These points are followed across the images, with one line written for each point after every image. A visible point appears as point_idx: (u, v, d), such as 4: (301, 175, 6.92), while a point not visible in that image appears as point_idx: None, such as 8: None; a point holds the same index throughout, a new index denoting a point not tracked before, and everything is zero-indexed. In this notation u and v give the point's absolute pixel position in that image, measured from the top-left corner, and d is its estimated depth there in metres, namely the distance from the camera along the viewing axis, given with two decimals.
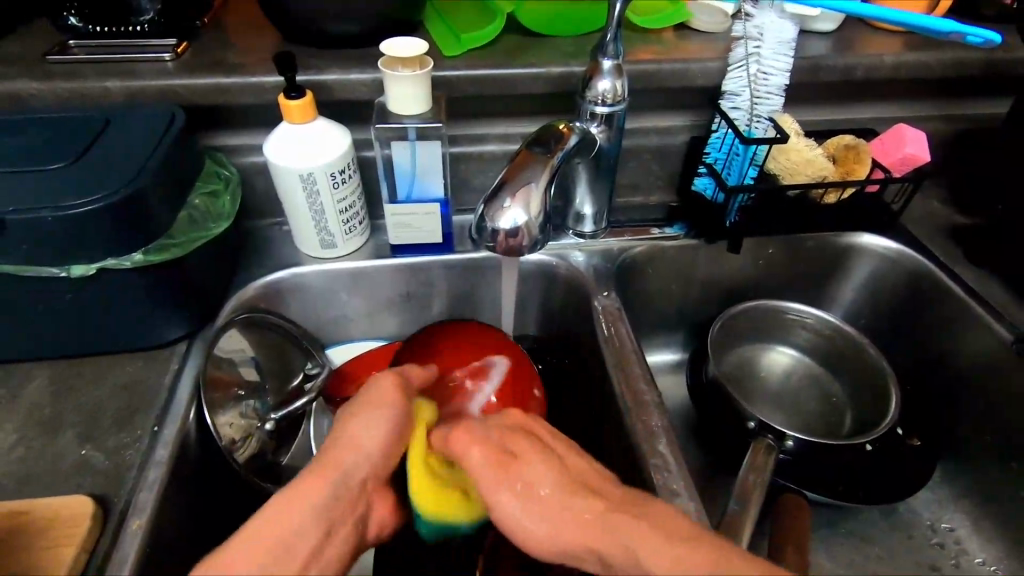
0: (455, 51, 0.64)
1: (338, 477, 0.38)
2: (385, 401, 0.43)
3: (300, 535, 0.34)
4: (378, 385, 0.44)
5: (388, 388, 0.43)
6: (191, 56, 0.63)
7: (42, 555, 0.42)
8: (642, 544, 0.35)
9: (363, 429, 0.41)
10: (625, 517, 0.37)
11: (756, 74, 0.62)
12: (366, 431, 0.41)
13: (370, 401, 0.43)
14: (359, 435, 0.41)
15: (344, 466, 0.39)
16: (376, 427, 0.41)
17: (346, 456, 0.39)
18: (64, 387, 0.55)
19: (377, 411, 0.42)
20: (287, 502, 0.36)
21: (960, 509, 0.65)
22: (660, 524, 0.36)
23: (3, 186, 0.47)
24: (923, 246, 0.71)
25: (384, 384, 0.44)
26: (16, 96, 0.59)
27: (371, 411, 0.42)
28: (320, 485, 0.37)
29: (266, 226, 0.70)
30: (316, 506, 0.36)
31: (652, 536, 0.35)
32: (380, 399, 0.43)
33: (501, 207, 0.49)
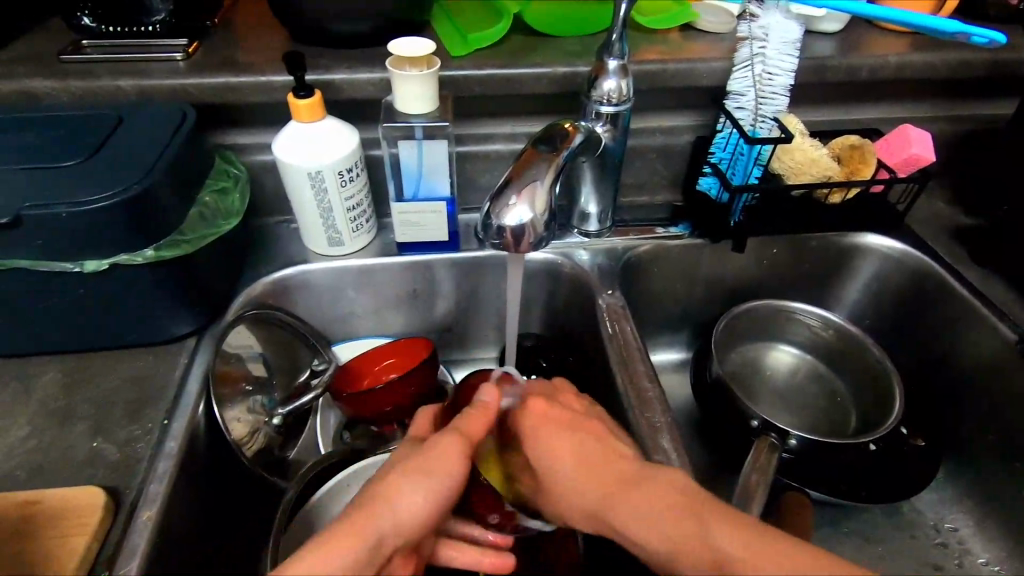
0: (462, 51, 0.64)
1: (371, 542, 0.35)
2: (438, 464, 0.40)
3: None
4: (441, 444, 0.41)
5: (449, 452, 0.40)
6: (201, 56, 0.64)
7: (55, 544, 0.43)
8: (636, 528, 0.36)
9: (407, 494, 0.38)
10: (623, 497, 0.37)
11: (761, 75, 0.62)
12: (411, 497, 0.38)
13: (423, 462, 0.39)
14: (400, 497, 0.37)
15: (379, 528, 0.36)
16: (422, 498, 0.38)
17: (383, 521, 0.36)
18: (75, 381, 0.56)
19: (430, 479, 0.39)
20: (318, 561, 0.33)
21: (963, 509, 0.65)
22: (653, 504, 0.36)
23: (18, 183, 0.48)
24: (928, 246, 0.72)
25: (441, 449, 0.40)
26: (30, 94, 0.60)
27: (422, 480, 0.39)
28: (353, 548, 0.34)
29: (274, 224, 0.71)
30: (346, 572, 0.33)
31: (643, 515, 0.36)
32: (433, 468, 0.39)
33: (506, 205, 0.49)
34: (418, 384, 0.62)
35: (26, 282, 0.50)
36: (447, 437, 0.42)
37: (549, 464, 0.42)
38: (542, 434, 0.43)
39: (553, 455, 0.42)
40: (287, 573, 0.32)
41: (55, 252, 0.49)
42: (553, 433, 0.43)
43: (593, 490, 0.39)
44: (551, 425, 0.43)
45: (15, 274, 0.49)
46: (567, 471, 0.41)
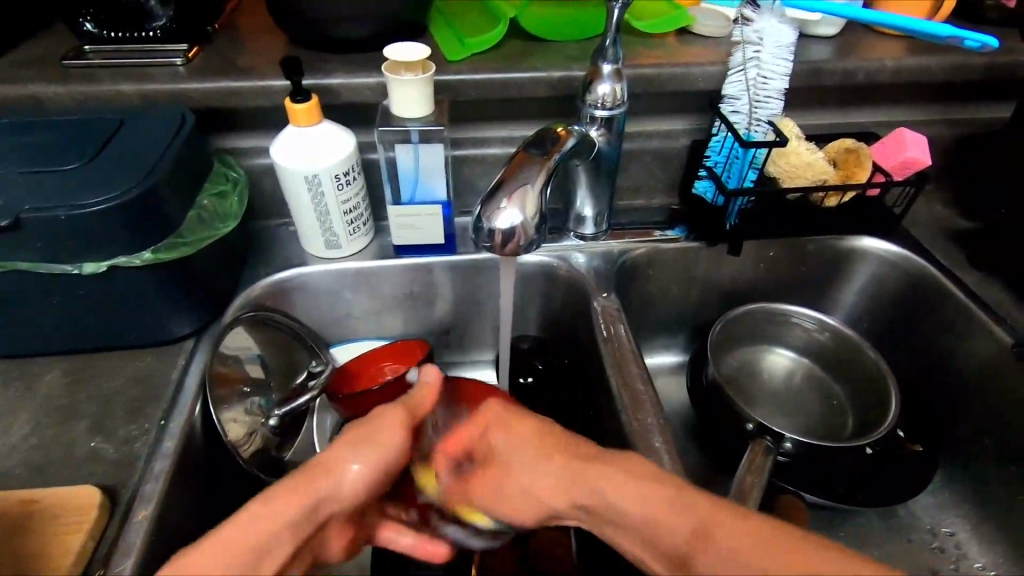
0: (460, 56, 0.65)
1: (308, 503, 0.38)
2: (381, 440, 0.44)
3: (258, 543, 0.35)
4: (380, 419, 0.45)
5: (387, 427, 0.45)
6: (201, 61, 0.65)
7: (52, 541, 0.43)
8: (612, 499, 0.40)
9: (349, 460, 0.42)
10: (590, 476, 0.42)
11: (755, 79, 0.63)
12: (356, 466, 0.42)
13: (364, 434, 0.44)
14: (344, 464, 0.42)
15: (319, 491, 0.39)
16: (362, 466, 0.42)
17: (325, 484, 0.40)
18: (74, 381, 0.56)
19: (374, 449, 0.43)
20: (260, 513, 0.36)
21: (960, 513, 0.64)
22: (629, 479, 0.40)
23: (21, 185, 0.49)
24: (924, 249, 0.71)
25: (386, 425, 0.45)
26: (34, 99, 0.61)
27: (367, 451, 0.43)
28: (291, 505, 0.38)
29: (273, 226, 0.72)
30: (290, 525, 0.37)
31: (619, 488, 0.40)
32: (374, 440, 0.44)
33: (497, 208, 0.50)
34: (413, 384, 0.62)
35: (27, 283, 0.51)
36: (389, 413, 0.46)
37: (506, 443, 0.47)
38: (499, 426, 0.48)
39: (517, 441, 0.47)
40: (227, 525, 0.35)
41: (54, 254, 0.49)
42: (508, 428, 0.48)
43: (564, 465, 0.44)
44: (509, 418, 0.48)
45: (16, 275, 0.50)
46: (530, 456, 0.46)
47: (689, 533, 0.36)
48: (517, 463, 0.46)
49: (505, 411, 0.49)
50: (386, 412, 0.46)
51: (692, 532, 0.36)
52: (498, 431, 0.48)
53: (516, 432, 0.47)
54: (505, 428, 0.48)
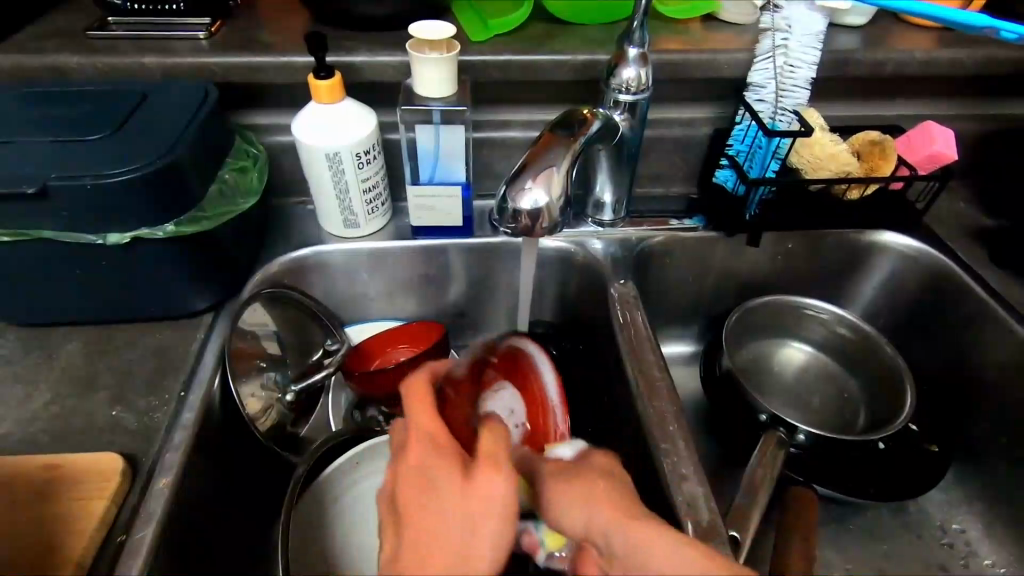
0: (482, 37, 0.64)
1: None
2: (484, 505, 0.33)
3: None
4: (485, 488, 0.34)
5: (499, 495, 0.34)
6: (224, 35, 0.65)
7: (76, 506, 0.44)
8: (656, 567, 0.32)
9: (466, 555, 0.33)
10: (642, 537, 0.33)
11: (784, 67, 0.62)
12: (475, 547, 0.33)
13: (471, 518, 0.33)
14: (473, 561, 0.32)
15: None
16: (498, 551, 0.33)
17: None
18: (95, 351, 0.57)
19: (486, 530, 0.33)
20: None
21: (972, 511, 0.64)
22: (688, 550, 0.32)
23: (48, 154, 0.49)
24: (945, 244, 0.71)
25: (493, 489, 0.34)
26: (59, 69, 0.61)
27: (484, 533, 0.33)
28: None
29: (291, 204, 0.72)
30: None
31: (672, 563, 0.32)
32: (490, 517, 0.33)
33: (522, 188, 0.50)
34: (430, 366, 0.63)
35: (51, 252, 0.51)
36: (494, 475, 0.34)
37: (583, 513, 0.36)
38: (604, 468, 0.39)
39: (580, 489, 0.37)
40: None
41: (78, 224, 0.50)
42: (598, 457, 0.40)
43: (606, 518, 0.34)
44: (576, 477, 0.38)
45: (40, 244, 0.50)
46: (583, 504, 0.36)
47: None
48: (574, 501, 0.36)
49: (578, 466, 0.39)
50: (486, 480, 0.34)
51: None
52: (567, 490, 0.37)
53: (593, 499, 0.36)
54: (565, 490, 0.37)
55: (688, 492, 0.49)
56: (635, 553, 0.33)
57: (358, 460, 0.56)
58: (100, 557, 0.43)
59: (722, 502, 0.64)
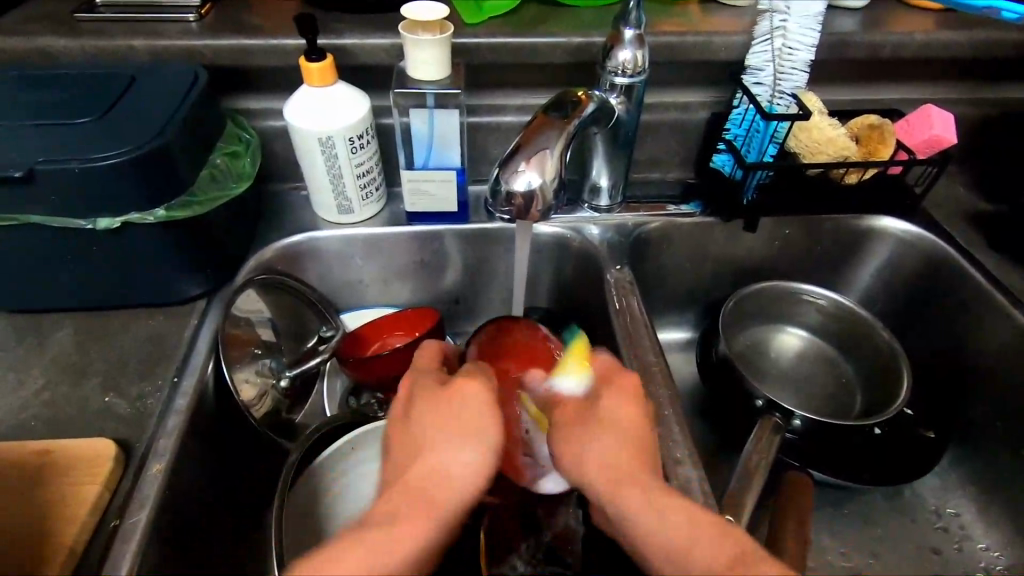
0: (476, 19, 0.64)
1: (441, 515, 0.38)
2: (467, 418, 0.41)
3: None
4: (470, 402, 0.42)
5: (483, 409, 0.42)
6: (214, 18, 0.64)
7: (68, 492, 0.44)
8: (652, 513, 0.39)
9: (444, 451, 0.40)
10: (644, 487, 0.40)
11: (781, 49, 0.61)
12: (460, 454, 0.40)
13: (459, 424, 0.41)
14: (453, 458, 0.40)
15: (443, 502, 0.38)
16: (478, 457, 0.40)
17: (450, 498, 0.39)
18: (88, 338, 0.57)
19: (468, 438, 0.41)
20: (388, 541, 0.36)
21: (966, 495, 0.65)
22: (684, 510, 0.38)
23: (35, 138, 0.49)
24: (943, 230, 0.71)
25: (472, 403, 0.42)
26: (47, 52, 0.60)
27: (463, 442, 0.40)
28: (421, 526, 0.37)
29: (285, 190, 0.71)
30: (424, 546, 0.37)
31: (667, 510, 0.39)
32: (477, 424, 0.41)
33: (515, 170, 0.49)
34: None
35: (42, 237, 0.51)
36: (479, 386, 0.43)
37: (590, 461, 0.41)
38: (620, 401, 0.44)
39: (605, 427, 0.42)
40: (355, 558, 0.35)
41: (67, 209, 0.49)
42: (612, 402, 0.44)
43: (620, 461, 0.41)
44: (614, 404, 0.44)
45: (30, 229, 0.50)
46: (595, 436, 0.42)
47: (729, 559, 0.36)
48: (590, 433, 0.42)
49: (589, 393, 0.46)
50: (468, 388, 0.43)
51: (732, 557, 0.36)
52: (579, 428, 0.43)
53: (607, 437, 0.42)
54: (584, 434, 0.43)
55: (682, 475, 0.49)
56: (626, 497, 0.39)
57: (353, 446, 0.56)
58: (94, 541, 0.43)
59: (718, 487, 0.64)
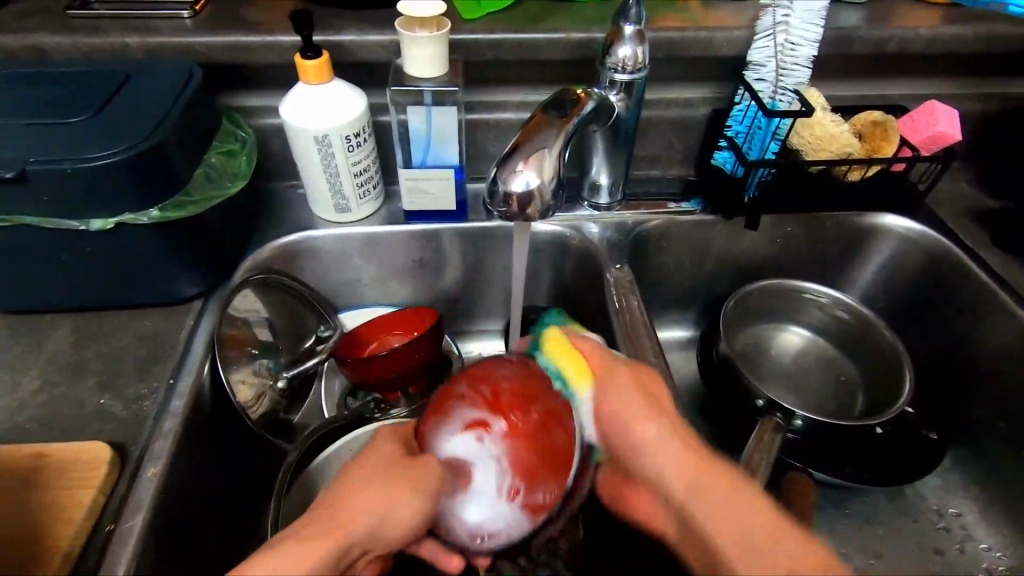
0: (476, 15, 0.63)
1: (340, 551, 0.34)
2: (416, 474, 0.38)
3: None
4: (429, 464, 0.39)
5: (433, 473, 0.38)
6: (208, 14, 0.63)
7: (64, 495, 0.44)
8: (710, 506, 0.37)
9: (373, 497, 0.36)
10: (710, 477, 0.38)
11: (784, 44, 0.60)
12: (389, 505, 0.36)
13: (402, 475, 0.38)
14: (384, 503, 0.36)
15: (348, 538, 0.35)
16: (408, 510, 0.37)
17: (358, 529, 0.35)
18: (83, 338, 0.56)
19: (405, 495, 0.37)
20: (274, 565, 0.32)
21: (968, 495, 0.64)
22: (751, 505, 0.37)
23: (25, 137, 0.48)
24: (948, 228, 0.70)
25: (429, 471, 0.38)
26: (39, 49, 0.59)
27: (394, 483, 0.37)
28: (317, 555, 0.33)
29: (282, 188, 0.71)
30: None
31: (733, 503, 0.37)
32: (420, 478, 0.38)
33: (513, 170, 0.48)
34: (421, 351, 0.61)
35: (36, 237, 0.50)
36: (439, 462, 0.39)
37: (649, 444, 0.41)
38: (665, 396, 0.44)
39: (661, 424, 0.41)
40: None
41: (61, 209, 0.49)
42: (663, 403, 0.43)
43: (686, 450, 0.40)
44: (659, 398, 0.43)
45: (22, 230, 0.50)
46: (654, 423, 0.41)
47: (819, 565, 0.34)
48: (649, 417, 0.41)
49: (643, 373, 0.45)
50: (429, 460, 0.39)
51: (822, 564, 0.34)
52: (625, 400, 0.42)
53: (666, 428, 0.41)
54: (646, 418, 0.41)
55: None
56: (694, 487, 0.38)
57: (351, 449, 0.55)
58: (89, 545, 0.43)
59: None
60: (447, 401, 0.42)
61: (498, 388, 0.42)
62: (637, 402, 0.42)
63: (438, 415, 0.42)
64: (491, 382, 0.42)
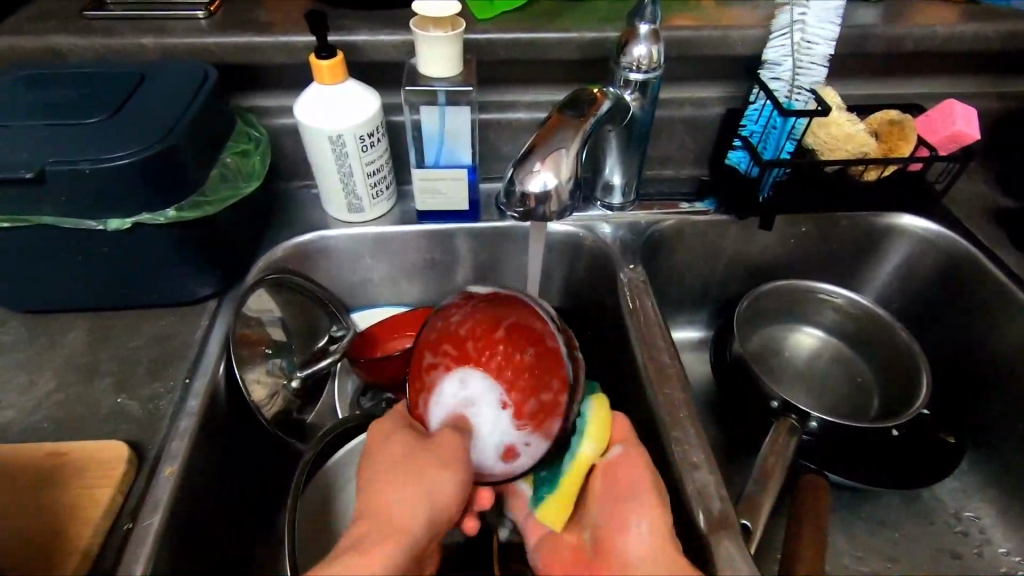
0: (489, 14, 0.63)
1: (408, 541, 0.37)
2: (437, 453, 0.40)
3: None
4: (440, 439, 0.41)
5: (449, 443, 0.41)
6: (223, 15, 0.63)
7: (82, 494, 0.44)
8: None
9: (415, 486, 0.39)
10: None
11: (800, 43, 0.59)
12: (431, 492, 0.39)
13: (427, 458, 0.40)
14: (428, 485, 0.39)
15: (410, 526, 0.37)
16: (447, 485, 0.39)
17: (417, 523, 0.38)
18: (100, 338, 0.57)
19: (438, 473, 0.39)
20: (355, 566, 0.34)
21: (987, 499, 0.63)
22: None
23: (44, 138, 0.48)
24: (966, 228, 0.69)
25: (450, 443, 0.41)
26: (57, 51, 0.60)
27: (426, 464, 0.40)
28: (388, 550, 0.36)
29: (294, 188, 0.71)
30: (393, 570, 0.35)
31: None
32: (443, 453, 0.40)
33: (530, 171, 0.48)
34: None
35: (53, 239, 0.51)
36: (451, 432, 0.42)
37: (645, 548, 0.40)
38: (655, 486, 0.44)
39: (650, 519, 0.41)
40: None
41: (78, 210, 0.49)
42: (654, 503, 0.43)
43: (663, 549, 0.40)
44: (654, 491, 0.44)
45: (40, 231, 0.50)
46: (642, 514, 0.42)
47: None
48: (640, 512, 0.42)
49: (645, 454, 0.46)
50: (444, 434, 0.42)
51: None
52: (636, 501, 0.42)
53: (651, 520, 0.41)
54: (640, 507, 0.42)
55: (699, 480, 0.49)
56: None
57: (363, 449, 0.56)
58: (107, 544, 0.43)
59: (732, 489, 0.63)
60: (424, 376, 0.46)
61: (456, 342, 0.46)
62: (635, 497, 0.43)
63: (421, 393, 0.45)
64: (449, 338, 0.46)
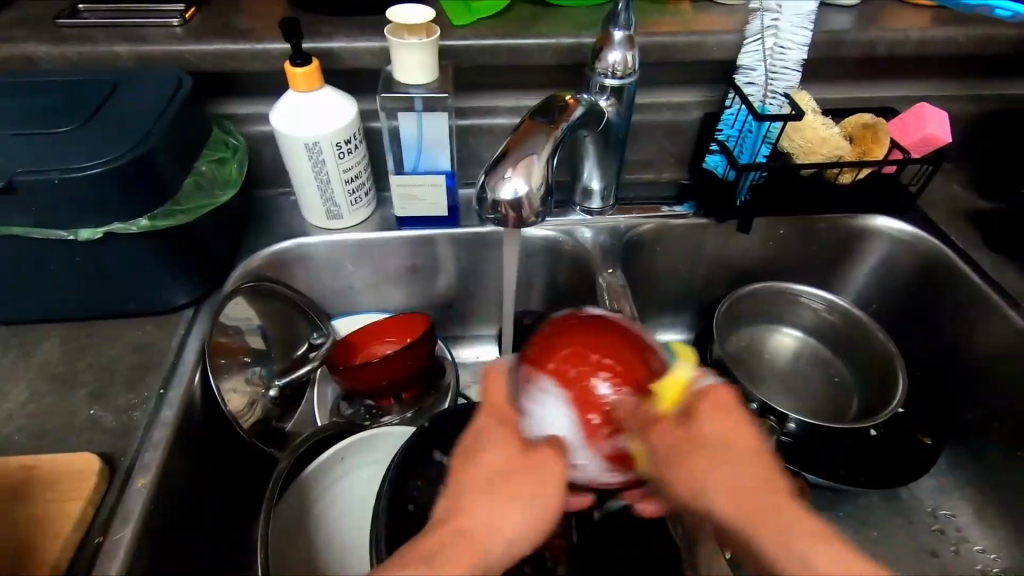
0: (466, 21, 0.63)
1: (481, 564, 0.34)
2: (534, 465, 0.36)
3: None
4: (540, 459, 0.36)
5: (545, 460, 0.36)
6: (199, 22, 0.63)
7: (50, 507, 0.43)
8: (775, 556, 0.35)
9: (495, 505, 0.36)
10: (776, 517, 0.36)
11: (773, 48, 0.60)
12: (516, 512, 0.36)
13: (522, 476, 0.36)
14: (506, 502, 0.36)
15: (485, 546, 0.34)
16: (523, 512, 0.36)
17: (494, 542, 0.35)
18: (73, 349, 0.56)
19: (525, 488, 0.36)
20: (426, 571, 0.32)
21: (963, 497, 0.64)
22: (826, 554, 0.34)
23: (13, 147, 0.48)
24: (938, 227, 0.70)
25: (544, 459, 0.36)
26: (27, 58, 0.59)
27: (518, 479, 0.36)
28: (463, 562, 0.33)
29: (274, 195, 0.71)
30: None
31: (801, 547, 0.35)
32: (537, 469, 0.36)
33: (502, 178, 0.48)
34: (415, 358, 0.61)
35: (24, 248, 0.50)
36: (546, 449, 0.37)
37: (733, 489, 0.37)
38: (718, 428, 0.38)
39: (720, 452, 0.38)
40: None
41: (48, 219, 0.48)
42: (720, 438, 0.38)
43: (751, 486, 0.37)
44: (729, 416, 0.39)
45: (10, 240, 0.49)
46: (714, 459, 0.37)
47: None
48: (707, 446, 0.38)
49: (734, 401, 0.40)
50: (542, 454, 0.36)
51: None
52: (710, 438, 0.38)
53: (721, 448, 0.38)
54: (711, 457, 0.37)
55: None
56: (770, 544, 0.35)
57: (343, 456, 0.55)
58: (77, 559, 0.42)
59: None
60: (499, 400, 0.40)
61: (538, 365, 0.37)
62: (709, 438, 0.38)
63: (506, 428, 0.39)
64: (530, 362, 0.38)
